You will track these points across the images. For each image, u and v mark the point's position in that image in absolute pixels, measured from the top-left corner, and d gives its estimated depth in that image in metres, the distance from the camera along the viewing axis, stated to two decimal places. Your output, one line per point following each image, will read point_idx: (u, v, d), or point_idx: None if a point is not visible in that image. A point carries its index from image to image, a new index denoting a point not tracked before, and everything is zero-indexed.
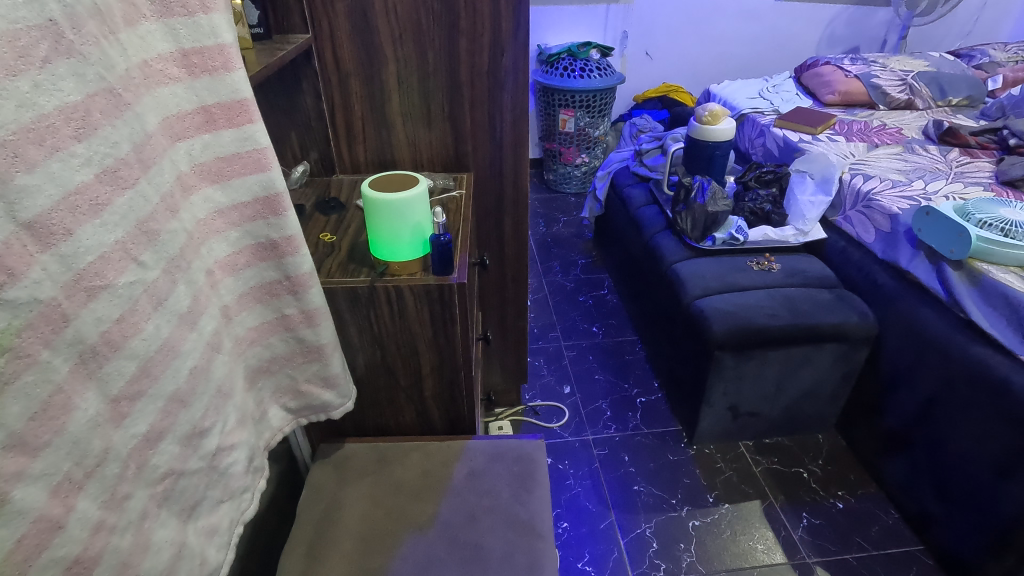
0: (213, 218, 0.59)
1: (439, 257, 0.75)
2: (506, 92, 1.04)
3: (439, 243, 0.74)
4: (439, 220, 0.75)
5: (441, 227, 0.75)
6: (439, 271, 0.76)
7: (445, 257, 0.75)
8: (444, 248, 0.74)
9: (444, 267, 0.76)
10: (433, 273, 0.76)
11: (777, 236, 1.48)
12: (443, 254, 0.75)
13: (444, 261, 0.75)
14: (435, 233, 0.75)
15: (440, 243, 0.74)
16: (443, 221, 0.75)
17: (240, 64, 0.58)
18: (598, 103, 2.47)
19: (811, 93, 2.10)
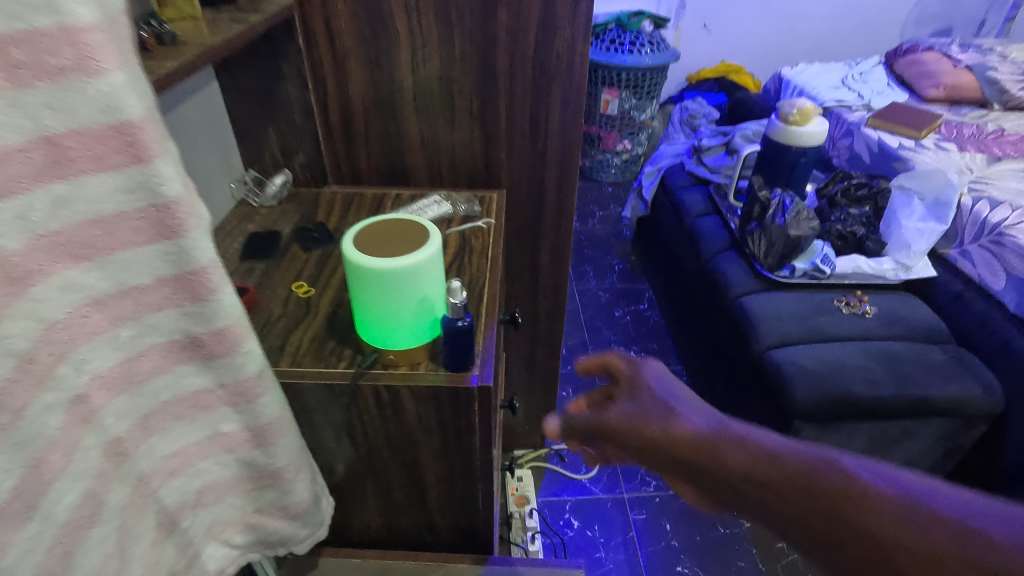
0: (81, 313, 0.36)
1: (449, 348, 0.52)
2: (555, 85, 0.78)
3: (451, 331, 0.50)
4: (456, 298, 0.50)
5: (461, 308, 0.50)
6: (452, 369, 0.53)
7: (462, 349, 0.51)
8: (462, 337, 0.50)
9: (459, 365, 0.52)
10: (442, 369, 0.53)
11: (872, 270, 1.21)
12: (460, 345, 0.51)
13: (460, 355, 0.52)
14: (450, 314, 0.51)
15: (454, 331, 0.50)
16: (462, 298, 0.50)
17: (119, 58, 0.32)
18: (647, 83, 2.15)
19: (907, 85, 1.78)
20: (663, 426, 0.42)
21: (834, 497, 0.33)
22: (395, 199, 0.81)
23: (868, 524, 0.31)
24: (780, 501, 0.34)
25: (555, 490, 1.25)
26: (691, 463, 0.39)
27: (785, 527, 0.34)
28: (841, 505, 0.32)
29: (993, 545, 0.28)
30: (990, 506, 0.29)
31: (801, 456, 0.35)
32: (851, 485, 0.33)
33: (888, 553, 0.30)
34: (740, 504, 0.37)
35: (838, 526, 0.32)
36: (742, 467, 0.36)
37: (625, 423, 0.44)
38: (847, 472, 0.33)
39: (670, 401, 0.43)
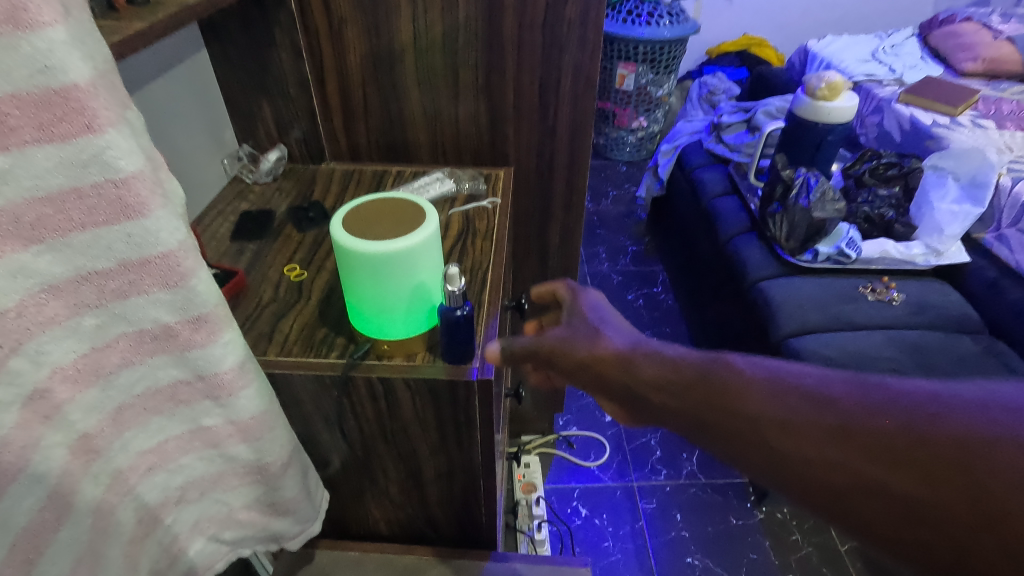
0: (36, 301, 0.32)
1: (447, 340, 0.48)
2: (566, 55, 0.73)
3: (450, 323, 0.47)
4: (452, 286, 0.46)
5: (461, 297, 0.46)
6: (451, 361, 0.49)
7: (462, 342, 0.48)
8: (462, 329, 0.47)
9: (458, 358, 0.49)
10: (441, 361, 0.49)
11: (900, 255, 1.15)
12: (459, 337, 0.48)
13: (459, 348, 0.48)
14: (448, 303, 0.47)
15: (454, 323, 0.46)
16: (460, 287, 0.46)
17: (58, 10, 0.28)
18: (665, 57, 2.06)
19: (942, 58, 1.68)
20: (594, 347, 0.48)
21: (723, 391, 0.42)
22: (395, 177, 0.77)
23: (746, 408, 0.40)
24: (685, 402, 0.43)
25: (562, 478, 1.22)
26: (619, 376, 0.46)
27: (684, 415, 0.43)
28: (725, 396, 0.41)
29: (829, 411, 0.37)
30: (832, 382, 0.39)
31: (704, 364, 0.44)
32: (740, 382, 0.41)
33: (758, 425, 0.39)
34: (657, 411, 0.45)
35: (725, 413, 0.41)
36: (655, 378, 0.45)
37: (558, 344, 0.49)
38: (735, 372, 0.42)
39: (599, 325, 0.50)
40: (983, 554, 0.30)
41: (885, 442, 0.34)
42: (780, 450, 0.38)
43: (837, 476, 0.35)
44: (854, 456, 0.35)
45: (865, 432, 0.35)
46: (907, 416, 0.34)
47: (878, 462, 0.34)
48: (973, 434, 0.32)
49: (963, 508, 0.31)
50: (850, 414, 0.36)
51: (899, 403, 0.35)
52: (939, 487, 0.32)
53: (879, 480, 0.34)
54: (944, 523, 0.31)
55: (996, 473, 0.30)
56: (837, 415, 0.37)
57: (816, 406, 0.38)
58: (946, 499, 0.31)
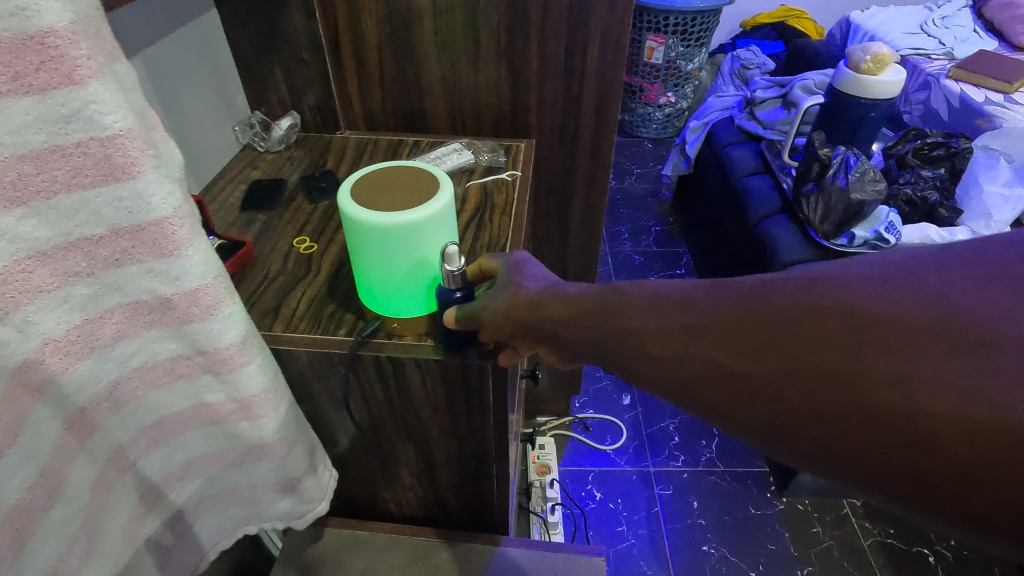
0: (21, 269, 0.30)
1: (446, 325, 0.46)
2: (595, 18, 0.68)
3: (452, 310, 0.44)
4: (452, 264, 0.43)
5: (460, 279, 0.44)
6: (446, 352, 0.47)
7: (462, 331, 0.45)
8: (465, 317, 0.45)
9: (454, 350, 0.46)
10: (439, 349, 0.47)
11: (944, 241, 1.09)
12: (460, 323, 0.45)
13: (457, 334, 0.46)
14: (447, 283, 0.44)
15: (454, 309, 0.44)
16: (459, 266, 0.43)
17: None
18: (696, 28, 1.97)
19: (997, 31, 1.57)
20: (511, 295, 0.41)
21: (603, 308, 0.36)
22: (411, 148, 0.74)
23: (624, 323, 0.35)
24: (571, 330, 0.37)
25: (577, 460, 1.20)
26: (534, 331, 0.40)
27: (574, 343, 0.38)
28: (603, 313, 0.36)
29: (698, 310, 0.32)
30: (704, 283, 0.34)
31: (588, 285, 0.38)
32: (621, 296, 0.36)
33: (635, 339, 0.34)
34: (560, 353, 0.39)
35: (606, 331, 0.35)
36: (560, 316, 0.38)
37: (482, 303, 0.43)
38: (615, 288, 0.37)
39: (517, 275, 0.43)
40: (849, 433, 0.25)
41: (757, 334, 0.29)
42: (654, 362, 0.33)
43: (712, 380, 0.30)
44: (725, 354, 0.30)
45: (730, 322, 0.30)
46: (774, 298, 0.29)
47: (746, 355, 0.29)
48: (823, 304, 0.27)
49: (824, 386, 0.26)
50: (714, 308, 0.31)
51: (762, 286, 0.30)
52: (807, 372, 0.27)
53: (751, 375, 0.29)
54: (816, 410, 0.26)
55: (859, 338, 0.26)
56: (703, 313, 0.31)
57: (687, 310, 0.32)
58: (814, 382, 0.26)
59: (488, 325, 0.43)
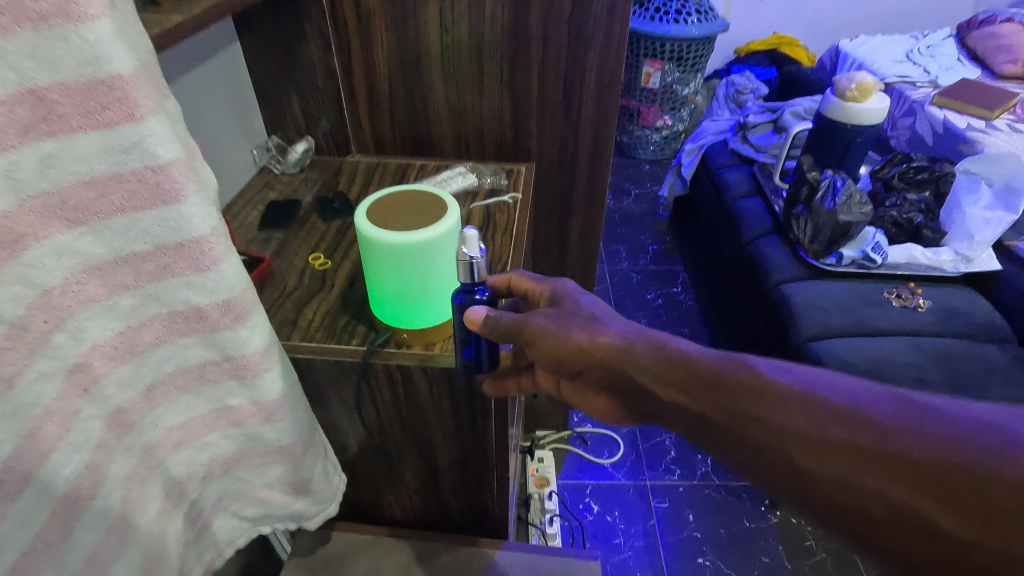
0: (77, 280, 0.34)
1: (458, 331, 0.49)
2: (591, 52, 0.73)
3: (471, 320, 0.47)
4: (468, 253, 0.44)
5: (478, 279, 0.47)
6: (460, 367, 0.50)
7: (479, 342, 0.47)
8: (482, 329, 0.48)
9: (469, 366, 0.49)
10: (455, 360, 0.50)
11: (929, 261, 1.13)
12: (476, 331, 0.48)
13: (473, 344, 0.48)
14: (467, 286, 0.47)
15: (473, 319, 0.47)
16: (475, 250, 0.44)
17: (105, 4, 0.30)
18: (692, 55, 2.04)
19: (980, 60, 1.64)
20: (593, 335, 0.45)
21: (744, 394, 0.39)
22: (419, 171, 0.78)
23: (767, 416, 0.37)
24: (688, 399, 0.40)
25: (575, 473, 1.23)
26: (608, 369, 0.44)
27: (695, 417, 0.40)
28: (745, 397, 0.38)
29: (865, 428, 0.34)
30: (863, 396, 0.37)
31: (722, 362, 0.41)
32: (757, 380, 0.39)
33: (780, 436, 0.36)
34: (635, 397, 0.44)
35: (734, 411, 0.39)
36: (668, 377, 0.42)
37: (545, 327, 0.46)
38: (755, 373, 0.39)
39: (603, 318, 0.46)
40: None
41: (907, 463, 0.33)
42: (799, 464, 0.35)
43: (858, 495, 0.33)
44: (880, 475, 0.33)
45: (902, 453, 0.33)
46: (958, 448, 0.32)
47: (913, 488, 0.32)
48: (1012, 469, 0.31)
49: (992, 546, 0.30)
50: (881, 430, 0.34)
51: (938, 426, 0.34)
52: (964, 515, 0.31)
53: (888, 494, 0.32)
54: (967, 553, 0.30)
55: None
56: (868, 431, 0.34)
57: (849, 422, 0.35)
58: (987, 541, 0.30)
59: (547, 351, 0.46)
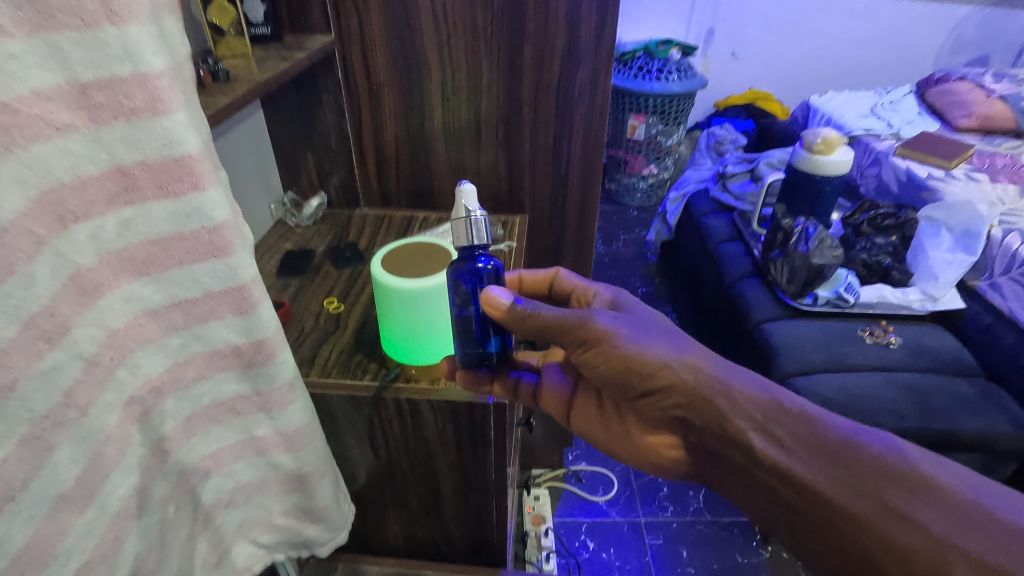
0: (137, 323, 0.40)
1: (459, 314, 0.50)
2: (577, 116, 0.82)
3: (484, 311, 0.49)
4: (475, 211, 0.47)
5: (478, 249, 0.49)
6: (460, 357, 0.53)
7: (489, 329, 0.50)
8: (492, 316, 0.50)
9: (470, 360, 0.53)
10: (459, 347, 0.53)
11: (898, 300, 1.21)
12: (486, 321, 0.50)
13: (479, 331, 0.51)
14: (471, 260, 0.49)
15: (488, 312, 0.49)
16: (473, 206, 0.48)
17: (181, 99, 0.37)
18: (674, 109, 2.17)
19: (939, 114, 1.77)
20: (684, 358, 0.56)
21: (879, 477, 0.48)
22: (422, 222, 0.85)
23: (896, 501, 0.47)
24: (818, 463, 0.50)
25: (571, 511, 1.25)
26: (687, 394, 0.55)
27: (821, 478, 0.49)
28: (878, 477, 0.48)
29: (986, 536, 0.44)
30: (981, 503, 0.46)
31: (857, 441, 0.51)
32: (893, 466, 0.49)
33: (903, 517, 0.46)
34: (732, 445, 0.53)
35: (866, 486, 0.48)
36: (801, 440, 0.51)
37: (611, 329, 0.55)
38: (892, 460, 0.49)
39: (701, 354, 0.57)
40: None
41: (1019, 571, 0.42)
42: (915, 545, 0.45)
43: None
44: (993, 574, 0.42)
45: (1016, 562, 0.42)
46: None
47: None
48: None
49: None
50: (999, 540, 0.44)
51: None
52: None
53: None
54: None
55: None
56: (988, 539, 0.44)
57: (971, 528, 0.45)
58: None
59: (607, 351, 0.55)
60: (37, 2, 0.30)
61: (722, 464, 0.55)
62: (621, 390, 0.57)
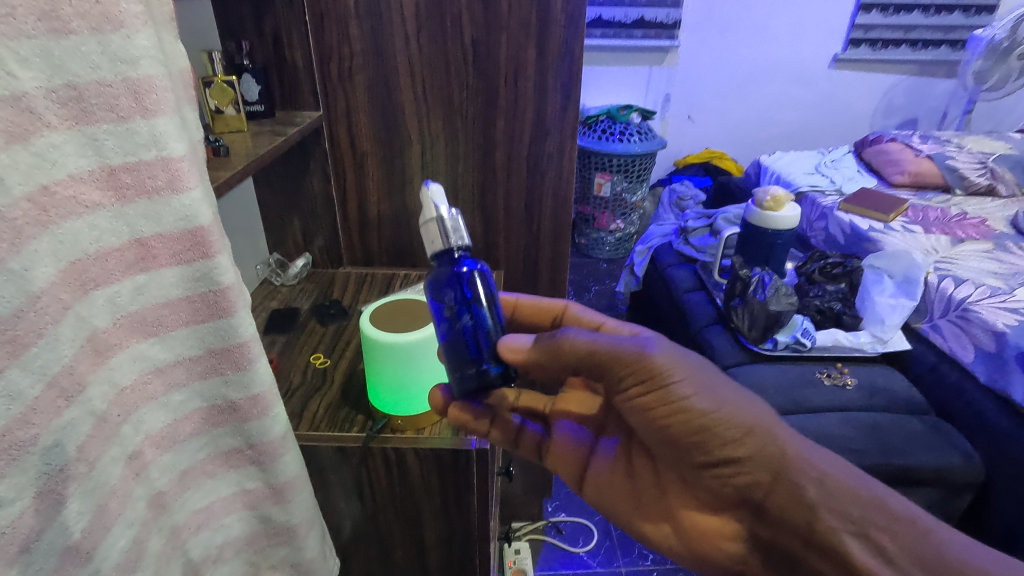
0: (144, 380, 0.43)
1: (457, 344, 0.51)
2: (546, 180, 0.89)
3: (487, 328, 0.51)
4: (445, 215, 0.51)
5: (459, 253, 0.52)
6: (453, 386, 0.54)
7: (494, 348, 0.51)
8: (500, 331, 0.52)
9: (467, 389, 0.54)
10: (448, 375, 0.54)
11: (850, 343, 1.30)
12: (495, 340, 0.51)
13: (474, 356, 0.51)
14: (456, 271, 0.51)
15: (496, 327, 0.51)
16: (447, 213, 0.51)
17: (196, 179, 0.42)
18: (637, 168, 2.31)
19: (876, 172, 1.94)
20: (777, 437, 0.55)
21: None
22: (402, 280, 0.90)
23: None
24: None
25: (552, 564, 1.25)
26: (773, 474, 0.54)
27: None
28: None
29: None
30: None
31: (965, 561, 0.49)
32: None
33: None
34: (815, 543, 0.53)
35: None
36: (901, 547, 0.51)
37: (696, 383, 0.54)
38: None
39: (790, 432, 0.56)
40: None
41: None
42: None
43: None
44: None
45: None
46: None
47: None
48: None
49: None
50: None
51: None
52: None
53: None
54: None
55: None
56: None
57: None
58: None
59: (689, 405, 0.54)
60: (81, 100, 0.35)
61: (797, 557, 0.55)
62: (692, 452, 0.55)
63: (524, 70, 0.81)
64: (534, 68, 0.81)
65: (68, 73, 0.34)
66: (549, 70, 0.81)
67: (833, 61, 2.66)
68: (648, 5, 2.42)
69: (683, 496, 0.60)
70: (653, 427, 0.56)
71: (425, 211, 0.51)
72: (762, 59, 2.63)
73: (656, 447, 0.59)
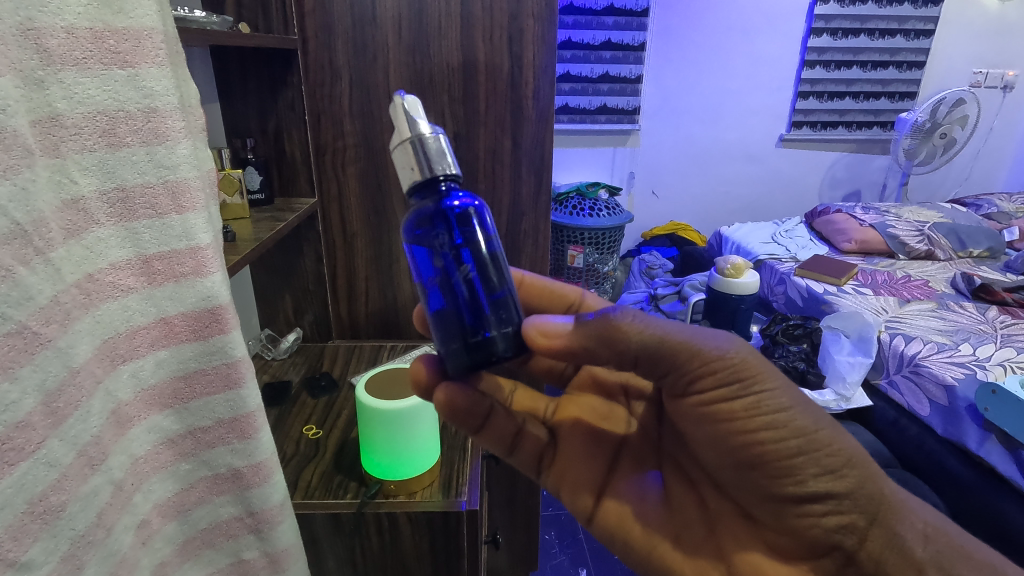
0: (155, 450, 0.46)
1: (455, 300, 0.49)
2: (524, 255, 0.96)
3: (485, 284, 0.49)
4: (422, 133, 0.49)
5: (447, 184, 0.50)
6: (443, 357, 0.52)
7: (497, 313, 0.49)
8: (506, 296, 0.50)
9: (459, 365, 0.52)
10: (436, 346, 0.52)
11: (817, 400, 1.38)
12: (498, 304, 0.49)
13: (472, 318, 0.49)
14: (445, 204, 0.50)
15: (499, 286, 0.50)
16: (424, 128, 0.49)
17: (216, 265, 0.47)
18: (607, 240, 2.43)
19: (826, 239, 2.09)
20: (877, 479, 0.51)
21: None
22: (389, 351, 0.94)
23: None
24: None
25: None
26: (870, 518, 0.50)
27: None
28: None
29: None
30: None
31: None
32: None
33: None
34: None
35: None
36: None
37: (797, 402, 0.51)
38: None
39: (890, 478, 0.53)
40: None
41: None
42: None
43: None
44: None
45: None
46: None
47: None
48: None
49: None
50: None
51: None
52: None
53: None
54: None
55: None
56: None
57: None
58: None
59: (789, 423, 0.50)
60: (127, 201, 0.40)
61: None
62: (780, 477, 0.51)
63: (501, 159, 0.90)
64: (510, 157, 0.90)
65: (119, 178, 0.39)
66: (522, 158, 0.90)
67: (779, 141, 2.91)
68: (609, 94, 2.65)
69: (747, 535, 0.56)
70: (736, 444, 0.52)
71: (401, 129, 0.49)
72: (715, 140, 2.86)
73: (733, 471, 0.55)
